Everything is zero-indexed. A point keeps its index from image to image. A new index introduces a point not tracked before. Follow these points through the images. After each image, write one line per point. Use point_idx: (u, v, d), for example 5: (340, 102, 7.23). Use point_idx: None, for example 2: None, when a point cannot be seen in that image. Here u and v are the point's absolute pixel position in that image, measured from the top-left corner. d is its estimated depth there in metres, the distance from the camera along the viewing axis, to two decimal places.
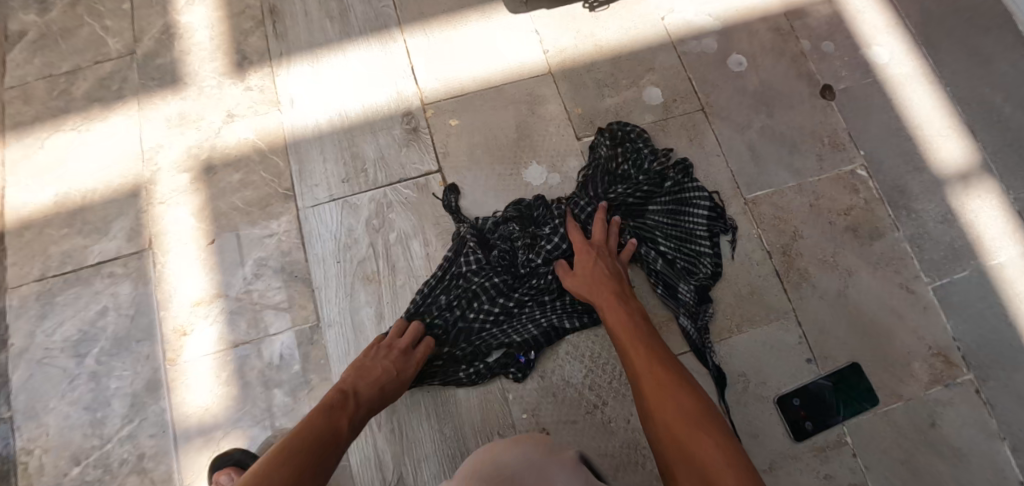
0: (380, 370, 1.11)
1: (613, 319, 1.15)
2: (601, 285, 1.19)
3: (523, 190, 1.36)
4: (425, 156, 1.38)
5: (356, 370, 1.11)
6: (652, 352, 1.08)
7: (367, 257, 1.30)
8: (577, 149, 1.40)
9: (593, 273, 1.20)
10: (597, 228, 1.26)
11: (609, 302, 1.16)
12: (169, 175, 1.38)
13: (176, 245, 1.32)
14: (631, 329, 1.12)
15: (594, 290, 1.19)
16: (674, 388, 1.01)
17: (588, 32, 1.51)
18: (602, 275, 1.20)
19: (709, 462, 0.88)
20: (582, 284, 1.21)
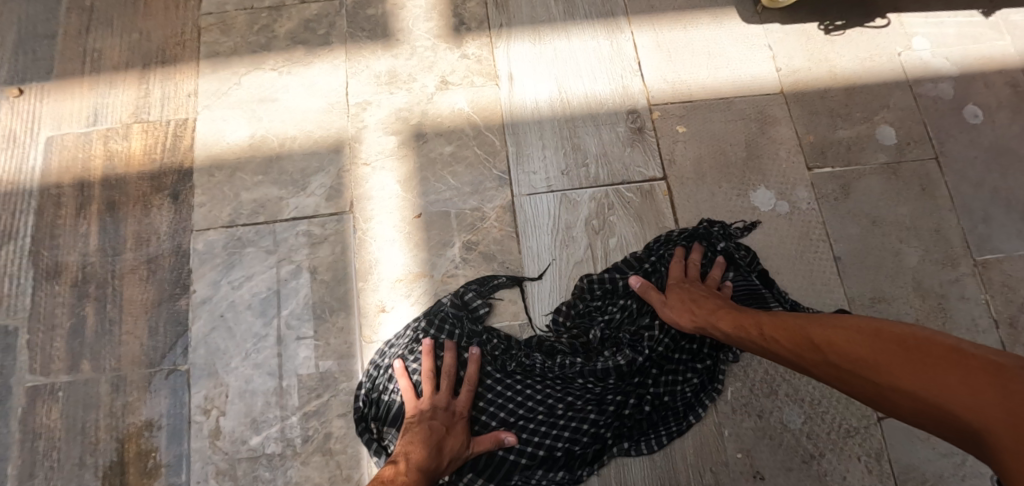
0: (428, 431, 1.00)
1: (720, 318, 1.02)
2: (690, 302, 1.08)
3: (751, 214, 1.28)
4: (650, 160, 1.29)
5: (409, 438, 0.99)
6: (783, 322, 0.90)
7: (584, 259, 1.22)
8: (807, 179, 1.32)
9: (684, 296, 1.10)
10: (677, 266, 1.16)
11: (714, 310, 1.04)
12: (376, 136, 1.27)
13: (380, 214, 1.23)
14: (753, 317, 0.97)
15: (688, 296, 1.09)
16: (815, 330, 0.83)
17: (823, 56, 1.41)
18: (696, 293, 1.09)
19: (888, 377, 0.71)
20: (673, 303, 1.10)
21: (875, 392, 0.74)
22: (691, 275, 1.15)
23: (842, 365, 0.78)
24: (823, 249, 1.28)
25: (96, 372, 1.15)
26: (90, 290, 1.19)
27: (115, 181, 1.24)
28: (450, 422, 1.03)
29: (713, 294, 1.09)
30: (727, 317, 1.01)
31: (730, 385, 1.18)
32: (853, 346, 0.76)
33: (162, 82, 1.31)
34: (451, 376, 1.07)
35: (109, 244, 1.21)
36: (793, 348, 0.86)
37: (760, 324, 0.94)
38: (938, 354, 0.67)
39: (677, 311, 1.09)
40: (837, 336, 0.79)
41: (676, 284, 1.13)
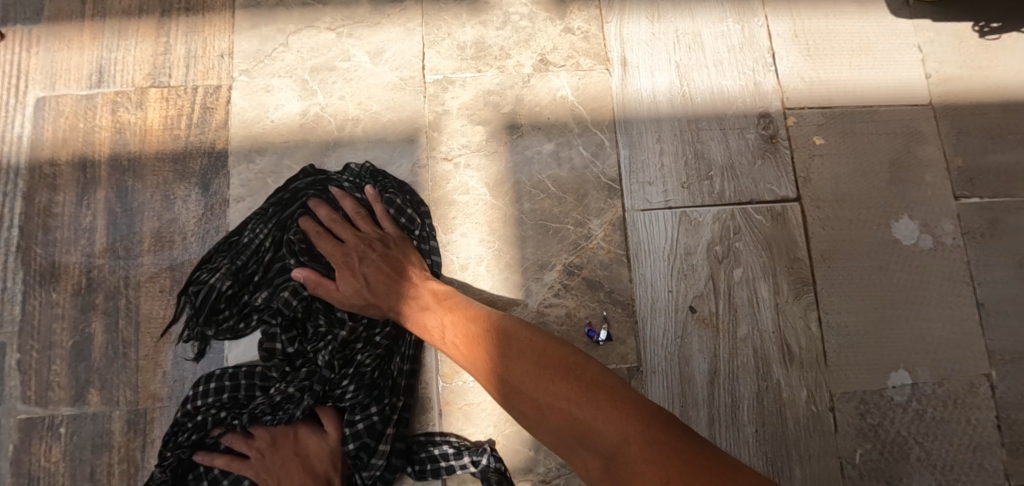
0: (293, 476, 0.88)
1: (420, 295, 0.88)
2: (304, 463, 0.89)
3: (892, 248, 1.10)
4: (783, 177, 1.09)
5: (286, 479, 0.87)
6: (490, 323, 0.81)
7: (705, 292, 1.02)
8: (953, 210, 1.14)
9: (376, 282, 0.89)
10: (362, 221, 0.94)
11: (397, 290, 0.89)
12: (458, 124, 1.03)
13: (464, 224, 0.99)
14: (452, 300, 0.87)
15: (363, 286, 0.90)
16: (513, 354, 0.76)
17: (979, 63, 1.21)
18: (375, 278, 0.90)
19: (590, 425, 0.66)
20: (374, 274, 0.90)
21: (545, 414, 0.70)
22: (348, 238, 0.92)
23: (519, 388, 0.74)
24: (967, 293, 1.12)
25: (107, 406, 0.92)
26: (97, 301, 0.95)
27: (127, 161, 0.98)
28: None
29: (394, 273, 0.90)
30: (425, 298, 0.88)
31: (861, 449, 1.03)
32: (552, 383, 0.71)
33: (186, 36, 1.03)
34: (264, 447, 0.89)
35: (120, 243, 0.96)
36: (496, 362, 0.77)
37: (461, 322, 0.84)
38: (582, 409, 0.67)
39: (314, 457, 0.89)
40: (529, 383, 0.73)
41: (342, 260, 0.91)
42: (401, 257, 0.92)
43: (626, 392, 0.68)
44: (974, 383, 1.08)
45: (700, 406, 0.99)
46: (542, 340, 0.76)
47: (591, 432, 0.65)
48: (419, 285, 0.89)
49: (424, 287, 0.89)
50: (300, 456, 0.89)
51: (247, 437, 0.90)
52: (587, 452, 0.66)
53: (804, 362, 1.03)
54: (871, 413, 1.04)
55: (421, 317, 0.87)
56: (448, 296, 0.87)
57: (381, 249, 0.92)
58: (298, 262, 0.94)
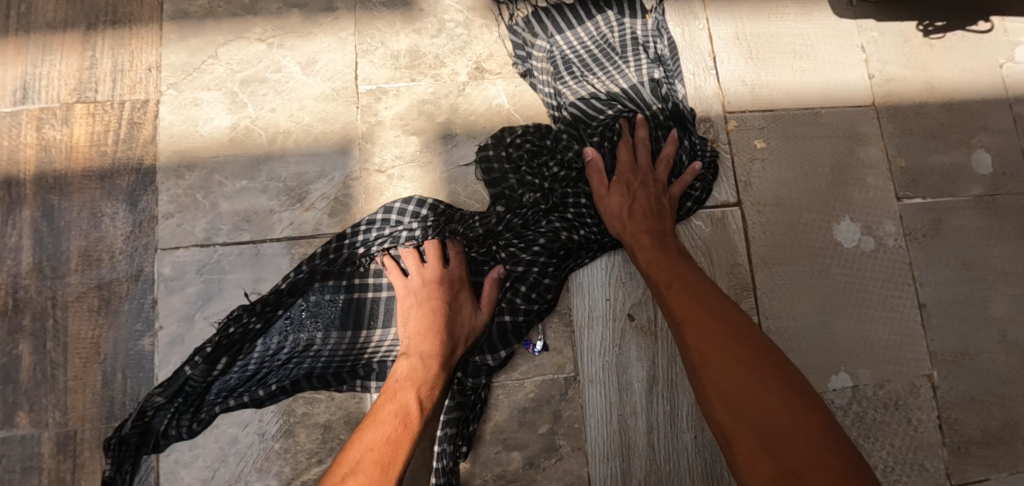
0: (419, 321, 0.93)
1: (642, 245, 0.94)
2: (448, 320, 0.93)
3: (834, 251, 1.10)
4: (723, 181, 1.09)
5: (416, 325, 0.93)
6: (708, 304, 0.84)
7: (643, 300, 1.02)
8: (896, 211, 1.14)
9: (636, 204, 0.96)
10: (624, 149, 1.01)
11: (636, 222, 0.95)
12: (392, 134, 1.02)
13: None
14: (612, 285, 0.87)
15: (629, 204, 0.96)
16: (705, 319, 0.82)
17: (922, 62, 1.21)
18: (642, 206, 0.96)
19: (789, 429, 0.69)
20: (614, 199, 0.97)
21: (744, 386, 0.74)
22: (642, 164, 1.00)
23: (731, 355, 0.77)
24: (909, 294, 1.12)
25: (36, 428, 0.91)
26: (24, 322, 0.93)
27: (53, 179, 0.97)
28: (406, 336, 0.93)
29: (656, 211, 0.96)
30: (647, 242, 0.93)
31: None
32: (747, 359, 0.76)
33: (113, 50, 1.01)
34: (435, 261, 0.95)
35: (46, 263, 0.95)
36: (700, 325, 0.82)
37: (681, 284, 0.88)
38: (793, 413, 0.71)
39: (459, 319, 0.94)
40: (735, 353, 0.77)
41: (643, 174, 0.99)
42: (653, 196, 0.98)
43: (832, 428, 0.70)
44: (915, 384, 1.09)
45: (639, 414, 0.98)
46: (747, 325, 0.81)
47: (784, 434, 0.69)
48: (667, 235, 0.95)
49: (670, 239, 0.95)
50: (455, 297, 0.95)
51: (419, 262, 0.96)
52: (769, 454, 0.69)
53: None
54: None
55: (648, 254, 0.93)
56: (680, 259, 0.92)
57: (660, 187, 0.99)
58: (567, 155, 1.02)
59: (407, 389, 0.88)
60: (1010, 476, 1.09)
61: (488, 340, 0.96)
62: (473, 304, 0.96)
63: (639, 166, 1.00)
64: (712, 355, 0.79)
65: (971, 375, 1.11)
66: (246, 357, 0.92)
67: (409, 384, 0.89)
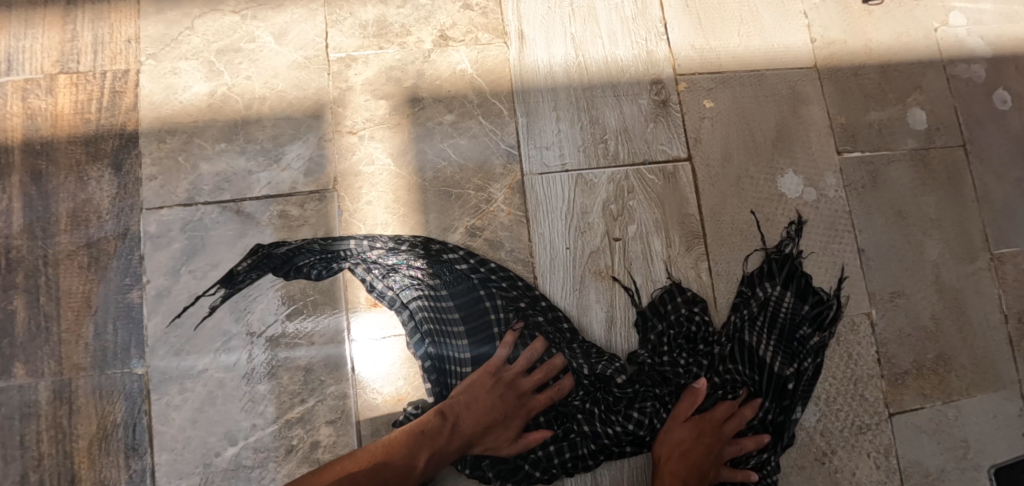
0: (484, 404, 0.95)
1: (676, 468, 0.97)
2: (492, 428, 0.96)
3: (779, 202, 1.18)
4: (675, 138, 1.17)
5: (479, 407, 0.95)
6: None
7: (601, 249, 1.10)
8: (836, 165, 1.23)
9: (726, 454, 1.00)
10: (748, 439, 1.03)
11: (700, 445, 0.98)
12: (362, 99, 1.08)
13: (368, 193, 1.05)
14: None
15: (687, 451, 0.98)
16: None
17: (860, 27, 1.29)
18: (699, 457, 0.98)
19: None
20: (678, 432, 1.00)
21: None
22: (721, 414, 1.02)
23: None
24: (848, 241, 1.20)
25: (33, 377, 0.97)
26: (18, 280, 0.99)
27: (40, 145, 1.02)
28: (462, 395, 0.96)
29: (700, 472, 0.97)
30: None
31: None
32: None
33: (93, 24, 1.07)
34: (545, 372, 1.01)
35: (36, 224, 1.00)
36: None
37: (684, 477, 0.96)
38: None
39: (495, 433, 0.96)
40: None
41: (720, 439, 1.00)
42: (712, 454, 0.99)
43: None
44: (855, 321, 1.18)
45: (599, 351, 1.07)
46: None
47: None
48: (712, 464, 0.98)
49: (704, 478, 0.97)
50: (511, 418, 0.97)
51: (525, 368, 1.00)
52: None
53: None
54: None
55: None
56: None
57: (717, 456, 0.99)
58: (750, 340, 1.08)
59: (424, 442, 0.91)
60: (942, 404, 1.20)
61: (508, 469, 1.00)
62: (515, 434, 0.97)
63: (732, 430, 1.01)
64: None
65: (907, 313, 1.21)
66: (373, 248, 1.02)
67: (426, 440, 0.92)
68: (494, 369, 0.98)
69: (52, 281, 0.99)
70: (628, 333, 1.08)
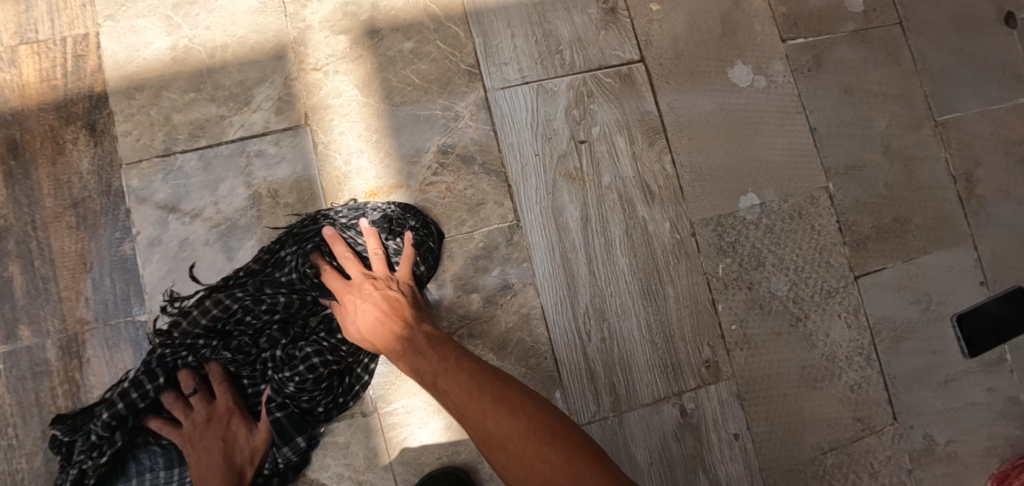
0: (214, 458, 0.95)
1: (375, 333, 0.93)
2: (226, 452, 0.96)
3: (731, 91, 1.24)
4: (626, 42, 1.21)
5: (205, 458, 0.95)
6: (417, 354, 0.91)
7: (568, 152, 1.15)
8: (782, 52, 1.28)
9: (375, 312, 0.94)
10: (377, 260, 1.00)
11: (377, 320, 0.93)
12: (321, 36, 1.12)
13: (340, 124, 1.10)
14: (449, 350, 0.91)
15: (365, 314, 0.94)
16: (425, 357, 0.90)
17: None
18: (370, 311, 0.94)
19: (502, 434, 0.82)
20: (353, 326, 0.95)
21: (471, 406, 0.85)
22: (354, 275, 0.98)
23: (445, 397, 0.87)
24: (801, 121, 1.27)
25: (39, 337, 1.00)
26: (9, 247, 1.02)
27: (12, 115, 1.04)
28: (217, 427, 0.97)
29: (391, 312, 0.94)
30: (400, 353, 0.92)
31: (722, 262, 1.19)
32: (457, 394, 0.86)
33: None
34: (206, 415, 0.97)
35: (19, 191, 1.03)
36: (443, 379, 0.88)
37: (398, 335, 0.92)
38: (564, 473, 0.78)
39: (236, 446, 0.97)
40: (474, 404, 0.85)
41: (348, 288, 0.97)
42: (384, 295, 0.96)
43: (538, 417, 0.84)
44: (814, 196, 1.25)
45: (578, 248, 1.13)
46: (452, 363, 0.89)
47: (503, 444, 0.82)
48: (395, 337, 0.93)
49: (421, 331, 0.93)
50: (228, 427, 0.98)
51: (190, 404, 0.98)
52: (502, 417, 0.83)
53: (662, 197, 1.17)
54: (726, 233, 1.20)
55: (412, 361, 0.91)
56: (432, 347, 0.91)
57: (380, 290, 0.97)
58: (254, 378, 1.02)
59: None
60: (903, 263, 1.28)
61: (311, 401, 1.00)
62: (251, 427, 0.99)
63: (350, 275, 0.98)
64: (445, 404, 0.87)
65: (861, 183, 1.28)
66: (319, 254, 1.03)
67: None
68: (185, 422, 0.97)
69: (45, 244, 1.02)
70: (602, 228, 1.14)
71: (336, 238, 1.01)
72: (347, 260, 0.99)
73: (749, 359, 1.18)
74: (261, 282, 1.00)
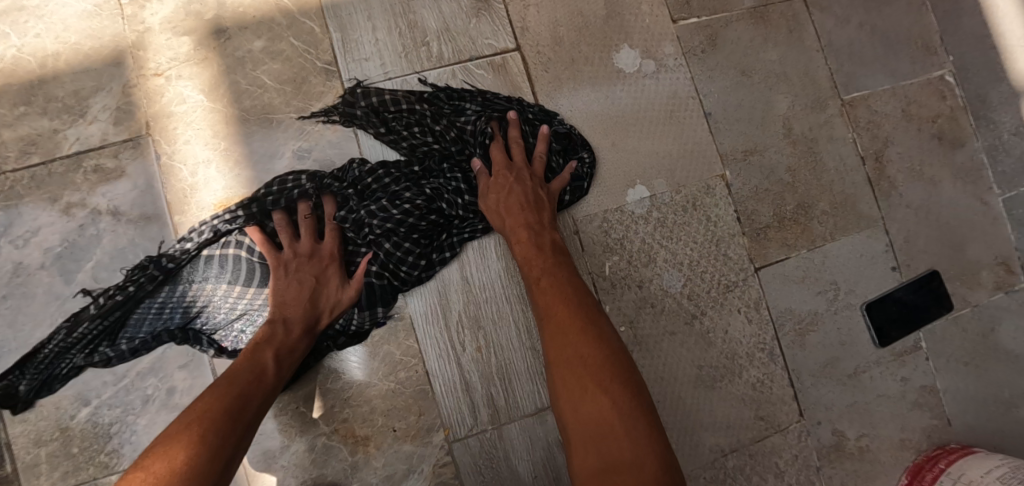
0: (297, 289, 0.97)
1: (515, 220, 1.00)
2: (313, 290, 0.98)
3: (616, 78, 1.17)
4: (500, 30, 1.13)
5: (277, 291, 0.98)
6: (541, 253, 0.99)
7: None
8: (673, 33, 1.20)
9: (512, 199, 1.01)
10: (516, 148, 1.06)
11: (518, 207, 1.01)
12: (163, 38, 1.04)
13: (185, 133, 1.03)
14: (544, 258, 0.98)
15: (505, 200, 1.01)
16: (546, 257, 0.98)
17: None
18: (512, 199, 1.01)
19: (581, 351, 0.87)
20: (491, 197, 1.02)
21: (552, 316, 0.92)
22: (517, 160, 1.05)
23: (547, 298, 0.95)
24: (693, 106, 1.20)
25: None
26: None
27: None
28: (315, 266, 1.00)
29: (535, 204, 1.02)
30: (524, 235, 1.00)
31: (609, 261, 1.13)
32: (556, 304, 0.93)
33: None
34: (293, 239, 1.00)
35: None
36: (546, 278, 0.96)
37: (526, 230, 1.00)
38: (616, 406, 0.81)
39: (323, 294, 0.99)
40: (564, 322, 0.91)
41: (500, 170, 1.03)
42: (530, 189, 1.04)
43: (614, 355, 0.87)
44: (709, 185, 1.19)
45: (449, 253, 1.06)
46: (572, 280, 0.96)
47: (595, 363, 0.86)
48: (544, 233, 1.01)
49: (547, 235, 1.01)
50: (324, 271, 1.00)
51: (292, 237, 1.01)
52: (594, 335, 0.89)
53: None
54: (614, 228, 1.14)
55: (520, 246, 0.99)
56: (555, 253, 0.99)
57: (535, 183, 1.05)
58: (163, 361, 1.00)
59: (265, 345, 0.93)
60: (807, 251, 1.23)
61: (368, 297, 1.03)
62: (342, 280, 1.01)
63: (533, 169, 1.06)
64: (540, 308, 0.95)
65: (761, 169, 1.22)
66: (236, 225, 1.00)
67: (270, 343, 0.93)
68: (269, 247, 1.00)
69: None
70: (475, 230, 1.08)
71: (516, 122, 1.08)
72: (496, 144, 1.06)
73: (641, 362, 1.12)
74: (449, 123, 1.06)
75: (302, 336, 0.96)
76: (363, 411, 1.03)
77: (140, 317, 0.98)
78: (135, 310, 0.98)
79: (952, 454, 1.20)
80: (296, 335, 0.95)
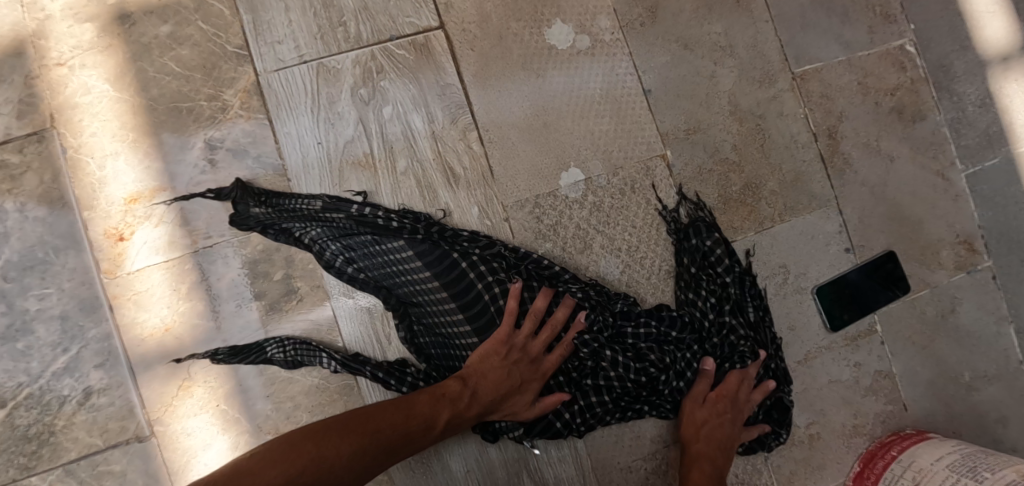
0: (501, 376, 0.97)
1: (714, 431, 1.04)
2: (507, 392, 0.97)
3: (548, 56, 1.11)
4: (422, 7, 1.08)
5: (482, 364, 0.97)
6: (718, 451, 1.03)
7: (356, 137, 1.03)
8: (610, 7, 1.14)
9: (717, 430, 1.04)
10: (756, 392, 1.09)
11: (719, 419, 1.04)
12: (64, 26, 1.00)
13: (91, 124, 0.99)
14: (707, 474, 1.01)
15: (709, 426, 1.04)
16: (712, 455, 1.03)
17: None
18: (714, 426, 1.04)
19: None
20: (701, 414, 1.05)
21: None
22: (738, 395, 1.08)
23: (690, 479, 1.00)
24: (632, 84, 1.14)
25: None
26: None
27: None
28: (527, 370, 0.99)
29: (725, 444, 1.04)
30: (700, 459, 1.02)
31: (542, 248, 1.08)
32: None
33: None
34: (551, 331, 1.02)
35: None
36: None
37: (708, 436, 1.04)
38: None
39: (514, 399, 0.98)
40: None
41: (722, 398, 1.06)
42: (730, 433, 1.06)
43: None
44: (649, 167, 1.14)
45: None
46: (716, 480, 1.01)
47: None
48: (721, 452, 1.04)
49: (722, 456, 1.03)
50: (529, 380, 0.99)
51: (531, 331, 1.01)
52: None
53: (469, 181, 1.06)
54: (547, 214, 1.09)
55: (704, 456, 1.02)
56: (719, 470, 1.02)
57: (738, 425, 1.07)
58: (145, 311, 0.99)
59: (444, 404, 0.92)
60: (755, 234, 1.17)
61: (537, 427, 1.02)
62: (533, 399, 1.00)
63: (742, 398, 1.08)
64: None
65: (705, 148, 1.16)
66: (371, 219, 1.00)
67: (450, 404, 0.93)
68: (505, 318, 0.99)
69: None
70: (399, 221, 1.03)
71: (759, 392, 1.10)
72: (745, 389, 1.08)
73: None
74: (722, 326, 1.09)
75: (468, 418, 0.95)
76: (287, 408, 0.99)
77: (319, 233, 0.99)
78: (381, 246, 1.00)
79: (904, 441, 1.16)
80: (461, 421, 0.94)
